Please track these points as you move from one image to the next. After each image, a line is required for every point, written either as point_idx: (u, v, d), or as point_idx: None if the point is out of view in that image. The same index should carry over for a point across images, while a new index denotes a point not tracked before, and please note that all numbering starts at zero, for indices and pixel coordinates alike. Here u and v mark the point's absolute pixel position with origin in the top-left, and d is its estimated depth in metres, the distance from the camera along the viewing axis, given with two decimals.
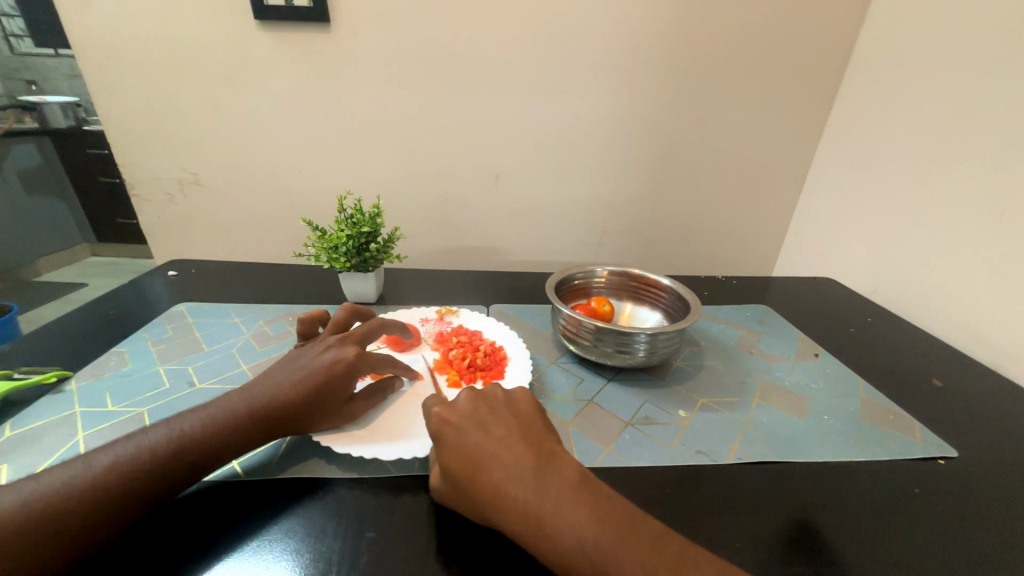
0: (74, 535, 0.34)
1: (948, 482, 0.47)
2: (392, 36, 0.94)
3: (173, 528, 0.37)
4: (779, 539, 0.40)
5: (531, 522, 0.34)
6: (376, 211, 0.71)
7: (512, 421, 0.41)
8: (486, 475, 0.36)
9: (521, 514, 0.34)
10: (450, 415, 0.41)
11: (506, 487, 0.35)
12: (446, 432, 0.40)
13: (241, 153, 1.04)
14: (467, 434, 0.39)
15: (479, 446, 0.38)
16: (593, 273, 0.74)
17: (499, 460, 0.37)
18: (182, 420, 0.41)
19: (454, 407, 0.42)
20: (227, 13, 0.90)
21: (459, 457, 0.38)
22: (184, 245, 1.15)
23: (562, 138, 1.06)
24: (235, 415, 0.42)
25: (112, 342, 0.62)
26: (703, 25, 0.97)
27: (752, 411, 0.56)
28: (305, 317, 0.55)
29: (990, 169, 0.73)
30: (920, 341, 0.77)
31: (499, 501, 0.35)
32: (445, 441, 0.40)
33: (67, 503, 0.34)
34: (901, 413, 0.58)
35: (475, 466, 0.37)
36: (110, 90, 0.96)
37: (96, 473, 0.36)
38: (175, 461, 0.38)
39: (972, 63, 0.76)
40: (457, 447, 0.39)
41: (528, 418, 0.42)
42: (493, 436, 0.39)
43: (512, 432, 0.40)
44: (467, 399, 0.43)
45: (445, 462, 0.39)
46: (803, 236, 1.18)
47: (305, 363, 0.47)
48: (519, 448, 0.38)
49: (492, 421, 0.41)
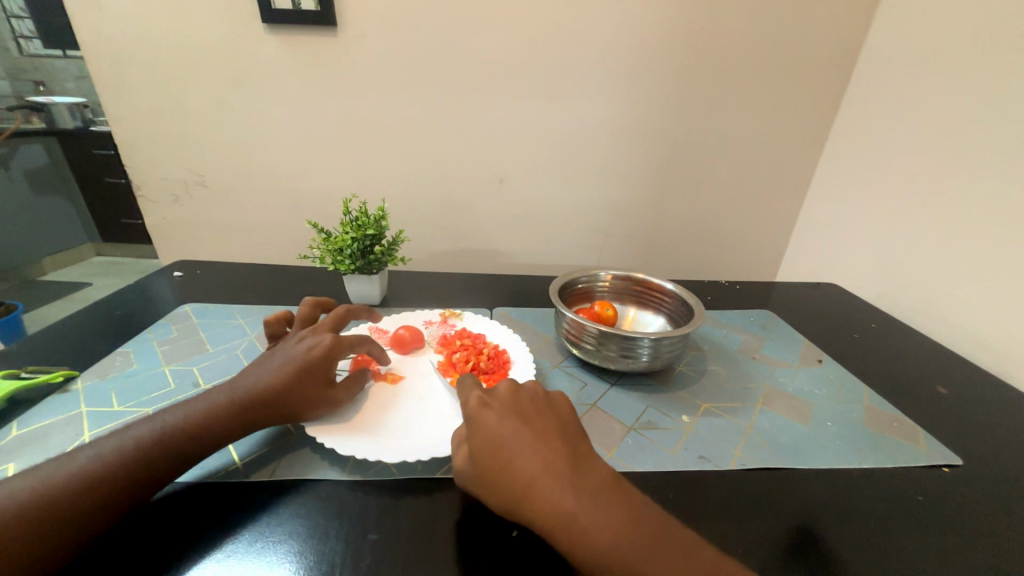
0: (69, 528, 0.34)
1: (952, 490, 0.47)
2: (399, 40, 0.94)
3: (167, 521, 0.38)
4: (784, 546, 0.40)
5: (563, 516, 0.34)
6: (381, 214, 0.72)
7: (549, 414, 0.41)
8: (523, 464, 0.36)
9: (553, 507, 0.34)
10: (491, 403, 0.41)
11: (541, 478, 0.36)
12: (484, 417, 0.40)
13: (246, 155, 1.05)
14: (507, 422, 0.39)
15: (518, 435, 0.38)
16: (597, 277, 0.74)
17: (533, 452, 0.37)
18: (166, 415, 0.42)
19: (493, 396, 0.42)
20: (236, 16, 0.91)
21: (496, 445, 0.38)
22: (189, 246, 1.16)
23: (567, 142, 1.07)
24: (218, 406, 0.43)
25: (118, 342, 0.62)
26: (708, 31, 0.97)
27: (756, 417, 0.56)
28: (272, 317, 0.55)
29: (994, 176, 0.73)
30: (925, 348, 0.77)
31: (533, 492, 0.35)
32: (483, 427, 0.39)
33: (57, 497, 0.34)
34: (905, 420, 0.57)
35: (511, 455, 0.37)
36: (119, 91, 0.97)
37: (84, 467, 0.36)
38: (161, 455, 0.39)
39: (977, 71, 0.76)
40: (495, 435, 0.39)
41: (564, 414, 0.42)
42: (532, 427, 0.39)
43: (549, 426, 0.40)
44: (507, 389, 0.43)
45: (480, 447, 0.39)
46: (807, 242, 1.18)
47: (283, 354, 0.48)
48: (556, 442, 0.38)
49: (529, 413, 0.41)
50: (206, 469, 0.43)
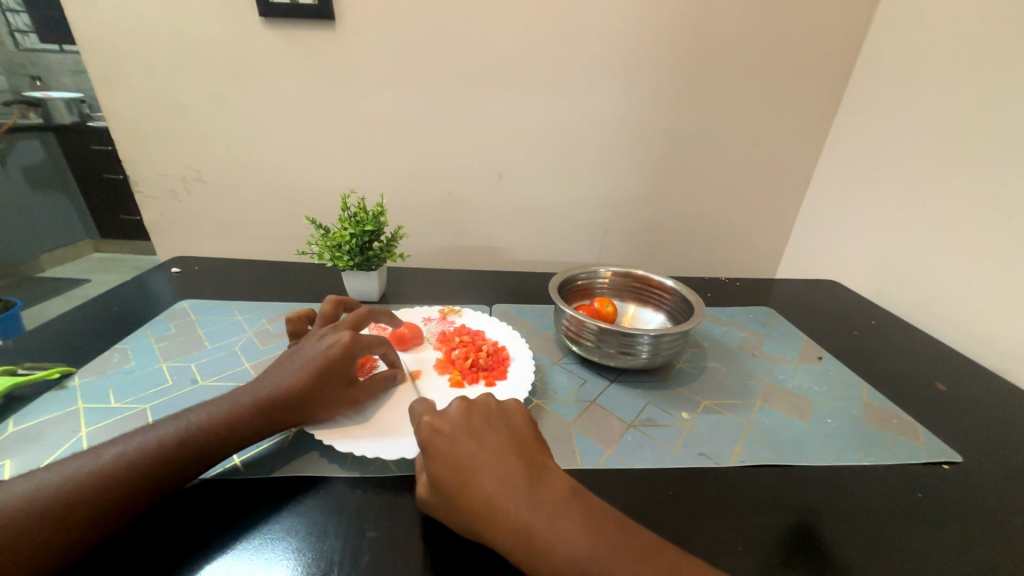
0: (82, 526, 0.34)
1: (949, 486, 0.47)
2: (397, 34, 0.94)
3: (176, 524, 0.37)
4: (781, 543, 0.39)
5: (525, 535, 0.34)
6: (380, 209, 0.71)
7: (504, 431, 0.41)
8: (480, 489, 0.36)
9: (516, 528, 0.34)
10: (442, 425, 0.40)
11: (501, 500, 0.35)
12: (435, 442, 0.39)
13: (245, 150, 1.04)
14: (461, 446, 0.39)
15: (473, 459, 0.38)
16: (597, 274, 0.74)
17: (488, 475, 0.37)
18: (193, 414, 0.42)
19: (444, 418, 0.41)
20: (232, 10, 0.90)
21: (451, 469, 0.37)
22: (188, 243, 1.16)
23: (566, 138, 1.06)
24: (240, 406, 0.43)
25: (117, 339, 0.62)
26: (708, 26, 0.97)
27: (755, 414, 0.56)
28: (293, 316, 0.55)
29: (994, 172, 0.73)
30: (923, 345, 0.77)
31: (494, 515, 0.35)
32: (437, 453, 0.39)
33: (76, 493, 0.34)
34: (904, 417, 0.57)
35: (468, 480, 0.37)
36: (115, 86, 0.96)
37: (106, 464, 0.36)
38: (183, 455, 0.38)
39: (978, 67, 0.76)
40: (449, 460, 0.38)
41: (519, 429, 0.42)
42: (487, 448, 0.39)
43: (502, 444, 0.39)
44: (458, 408, 0.42)
45: (433, 473, 0.38)
46: (807, 238, 1.18)
47: (305, 353, 0.48)
48: (512, 461, 0.38)
49: (483, 433, 0.40)
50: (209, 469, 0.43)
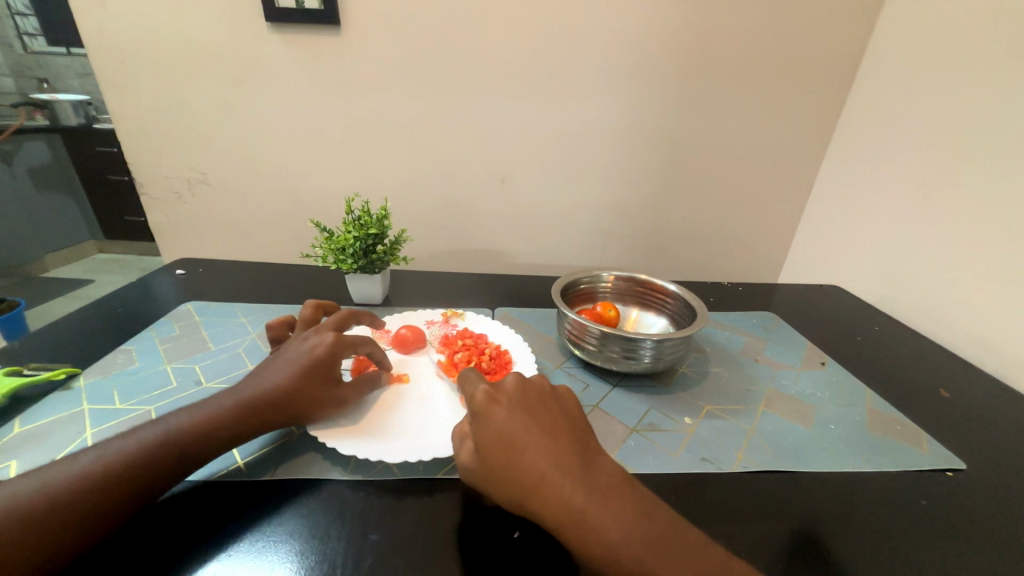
0: (67, 530, 0.33)
1: (953, 493, 0.47)
2: (402, 39, 0.94)
3: (166, 525, 0.37)
4: (786, 549, 0.39)
5: (573, 513, 0.34)
6: (384, 213, 0.72)
7: (557, 410, 0.41)
8: (533, 462, 0.36)
9: (565, 504, 0.34)
10: (499, 398, 0.40)
11: (553, 475, 0.35)
12: (492, 412, 0.39)
13: (250, 153, 1.05)
14: (516, 419, 0.39)
15: (526, 433, 0.38)
16: (599, 278, 0.74)
17: (542, 450, 0.37)
18: (172, 418, 0.42)
19: (500, 391, 0.41)
20: (239, 14, 0.91)
21: (506, 441, 0.37)
22: (192, 244, 1.16)
23: (570, 142, 1.07)
24: (222, 409, 0.43)
25: (121, 340, 0.62)
26: (711, 31, 0.97)
27: (758, 419, 0.56)
28: (275, 322, 0.55)
29: (997, 179, 0.73)
30: (926, 351, 0.77)
31: (544, 489, 0.35)
32: (492, 424, 0.39)
33: (58, 498, 0.34)
34: (907, 423, 0.57)
35: (522, 452, 0.37)
36: (123, 88, 0.97)
37: (87, 468, 0.36)
38: (165, 456, 0.39)
39: (981, 74, 0.76)
40: (504, 431, 0.38)
41: (571, 410, 0.42)
42: (542, 424, 0.39)
43: (556, 422, 0.39)
44: (513, 384, 0.42)
45: (486, 442, 0.38)
46: (809, 243, 1.18)
47: (289, 354, 0.48)
48: (566, 440, 0.38)
49: (538, 409, 0.40)
50: (213, 469, 0.43)
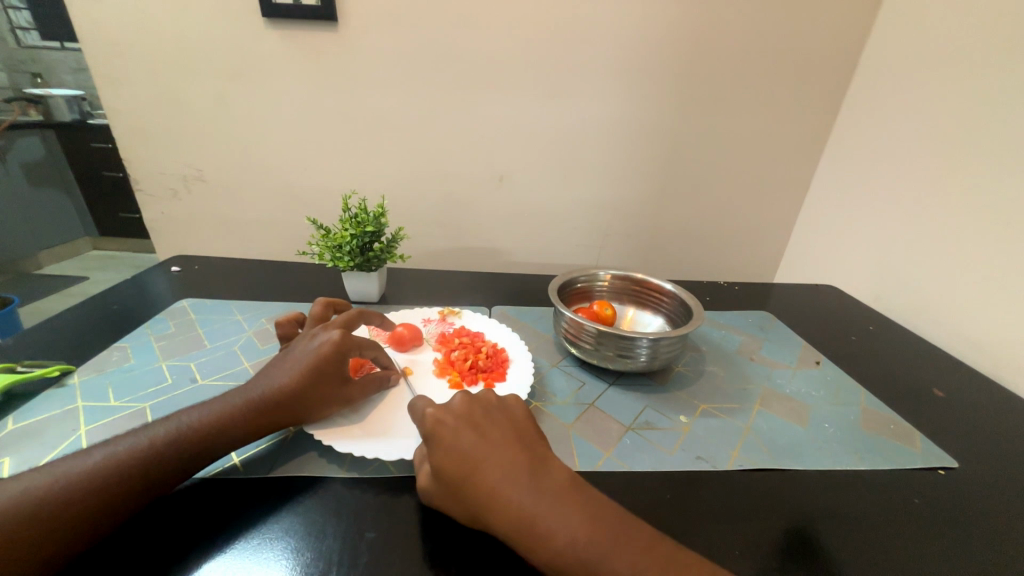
0: (72, 526, 0.34)
1: (945, 492, 0.47)
2: (399, 36, 0.94)
3: (169, 522, 0.37)
4: (780, 547, 0.40)
5: (525, 521, 0.34)
6: (381, 210, 0.71)
7: (505, 423, 0.41)
8: (482, 476, 0.36)
9: (517, 515, 0.35)
10: (445, 417, 0.41)
11: (501, 488, 0.36)
12: (440, 431, 0.40)
13: (246, 150, 1.04)
14: (464, 435, 0.39)
15: (474, 449, 0.38)
16: (597, 277, 0.74)
17: (490, 464, 0.37)
18: (182, 416, 0.42)
19: (447, 409, 0.41)
20: (235, 10, 0.90)
21: (457, 460, 0.38)
22: (187, 241, 1.16)
23: (567, 141, 1.07)
24: (230, 407, 0.43)
25: (116, 338, 0.62)
26: (709, 31, 0.97)
27: (753, 418, 0.56)
28: (283, 320, 0.55)
29: (991, 180, 0.73)
30: (920, 351, 0.77)
31: (495, 503, 0.35)
32: (441, 443, 0.39)
33: (67, 494, 0.34)
34: (901, 423, 0.58)
35: (470, 467, 0.37)
36: (117, 84, 0.96)
37: (94, 465, 0.36)
38: (172, 455, 0.39)
39: (977, 76, 0.76)
40: (452, 450, 0.38)
41: (518, 421, 0.42)
42: (489, 438, 0.39)
43: (503, 436, 0.40)
44: (461, 402, 0.43)
45: (437, 461, 0.38)
46: (805, 243, 1.19)
47: (296, 353, 0.48)
48: (514, 450, 0.39)
49: (485, 424, 0.41)
50: (211, 468, 0.43)
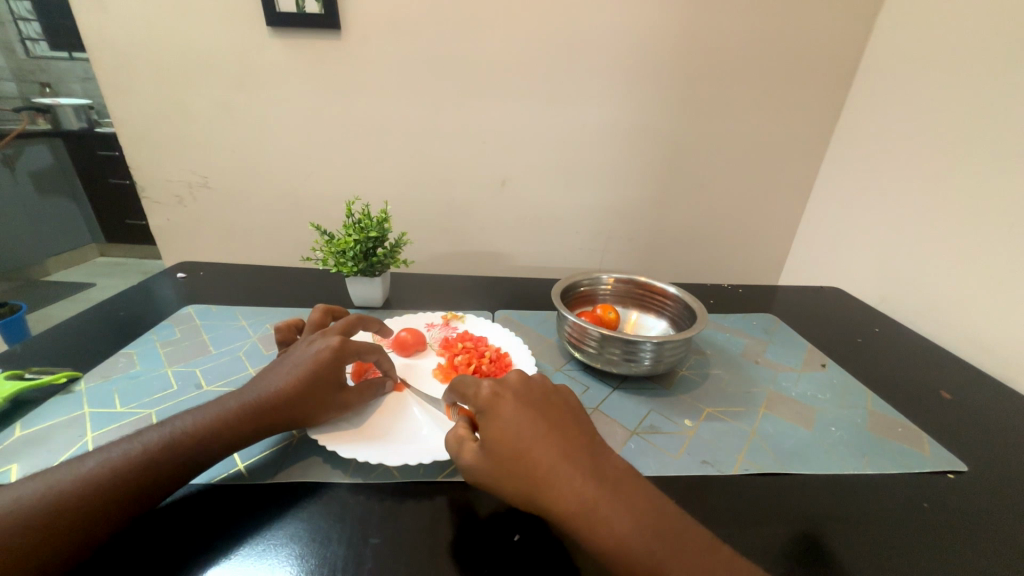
0: (72, 532, 0.34)
1: (954, 496, 0.47)
2: (401, 43, 0.95)
3: (170, 527, 0.38)
4: (788, 551, 0.39)
5: (585, 503, 0.34)
6: (383, 216, 0.71)
7: (560, 405, 0.41)
8: (541, 453, 0.36)
9: (575, 495, 0.34)
10: (503, 393, 0.40)
11: (561, 468, 0.36)
12: (499, 407, 0.39)
13: (250, 157, 1.05)
14: (523, 412, 0.39)
15: (533, 427, 0.38)
16: (600, 280, 0.74)
17: (549, 443, 0.37)
18: (180, 420, 0.42)
19: (504, 385, 0.41)
20: (239, 19, 0.91)
21: (515, 436, 0.37)
22: (191, 248, 1.17)
23: (569, 144, 1.07)
24: (227, 411, 0.43)
25: (122, 344, 0.63)
26: (709, 34, 0.97)
27: (758, 422, 0.56)
28: (281, 325, 0.55)
29: (995, 180, 0.73)
30: (928, 353, 0.77)
31: (554, 481, 0.35)
32: (498, 419, 0.39)
33: (65, 500, 0.35)
34: (909, 425, 0.57)
35: (530, 444, 0.37)
36: (123, 93, 0.98)
37: (94, 469, 0.36)
38: (171, 457, 0.39)
39: (979, 77, 0.76)
40: (511, 425, 0.38)
41: (571, 405, 0.42)
42: (548, 418, 0.39)
43: (560, 417, 0.40)
44: (517, 379, 0.42)
45: (495, 436, 0.38)
46: (809, 244, 1.18)
47: (295, 358, 0.48)
48: (572, 432, 0.39)
49: (542, 403, 0.41)
50: (212, 474, 0.43)
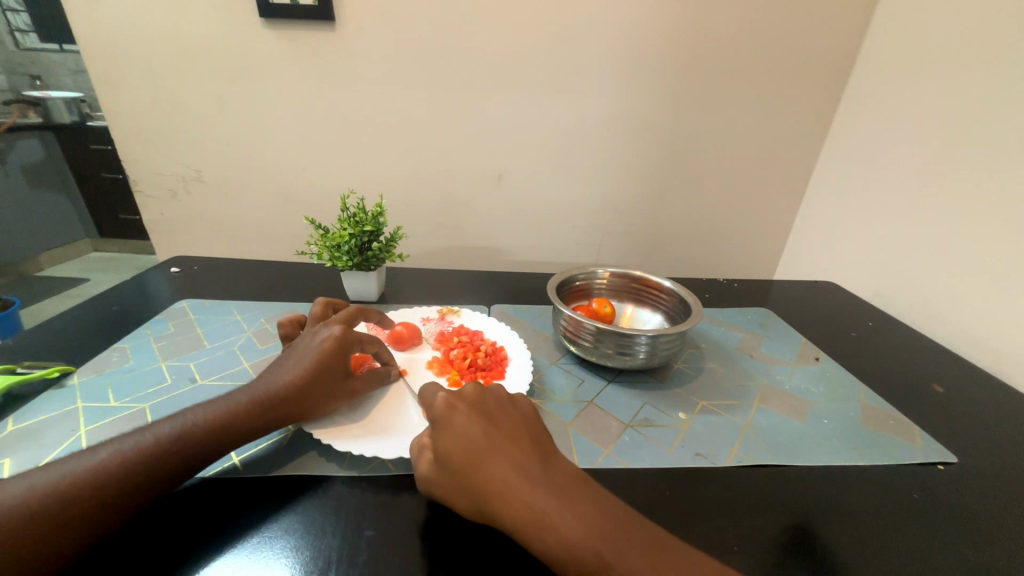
0: (82, 524, 0.34)
1: (944, 488, 0.47)
2: (397, 34, 0.94)
3: (172, 520, 0.38)
4: (778, 542, 0.40)
5: (533, 515, 0.34)
6: (379, 210, 0.71)
7: (516, 415, 0.42)
8: (492, 464, 0.37)
9: (525, 506, 0.35)
10: (458, 404, 0.41)
11: (510, 478, 0.36)
12: (452, 419, 0.40)
13: (245, 150, 1.04)
14: (475, 424, 0.40)
15: (485, 437, 0.39)
16: (595, 275, 0.74)
17: (500, 454, 0.37)
18: (193, 413, 0.42)
19: (459, 396, 0.42)
20: (232, 10, 0.90)
21: (467, 446, 0.38)
22: (186, 243, 1.16)
23: (566, 138, 1.06)
24: (237, 404, 0.43)
25: (116, 339, 0.62)
26: (707, 27, 0.97)
27: (752, 414, 0.57)
28: (285, 320, 0.55)
29: (987, 174, 0.73)
30: (920, 347, 0.77)
31: (504, 493, 0.35)
32: (451, 429, 0.39)
33: (78, 491, 0.34)
34: (900, 418, 0.58)
35: (481, 455, 0.37)
36: (115, 85, 0.96)
37: (101, 462, 0.36)
38: (181, 452, 0.39)
39: (973, 72, 0.76)
40: (463, 437, 0.39)
41: (529, 415, 0.43)
42: (501, 429, 0.40)
43: (514, 428, 0.40)
44: (473, 390, 0.43)
45: (447, 449, 0.38)
46: (805, 238, 1.18)
47: (298, 351, 0.49)
48: (524, 443, 0.39)
49: (498, 415, 0.41)
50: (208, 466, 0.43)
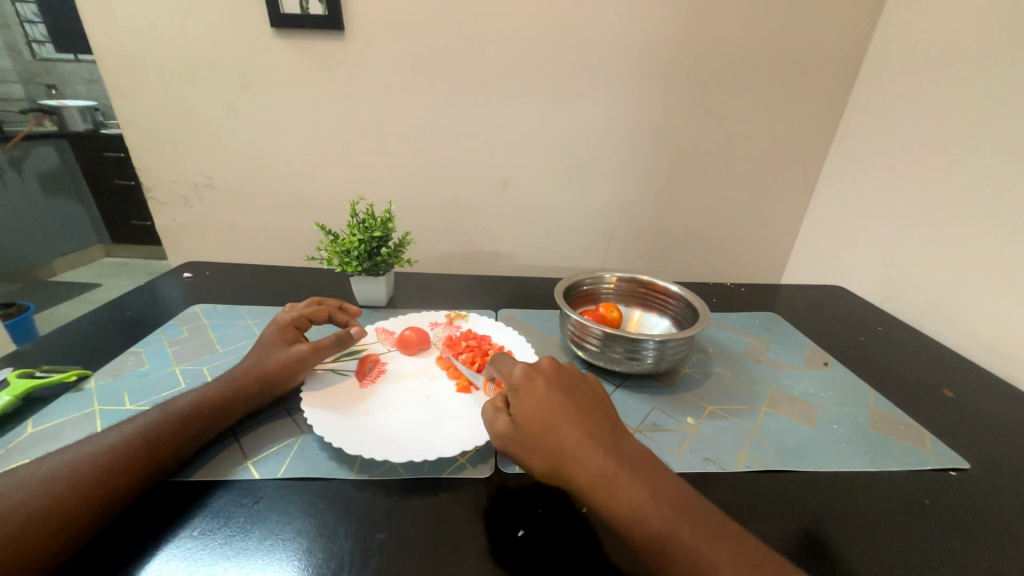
0: (86, 509, 0.36)
1: (957, 494, 0.47)
2: (404, 42, 0.95)
3: (172, 501, 0.40)
4: (790, 548, 0.40)
5: (604, 478, 0.36)
6: (387, 215, 0.72)
7: (587, 391, 0.43)
8: (569, 431, 0.39)
9: (598, 471, 0.37)
10: (535, 375, 0.43)
11: (586, 445, 0.38)
12: (531, 387, 0.42)
13: (255, 158, 1.06)
14: (552, 393, 0.41)
15: (562, 406, 0.40)
16: (602, 280, 0.75)
17: (574, 422, 0.39)
18: (177, 400, 0.46)
19: (537, 369, 0.44)
20: (244, 20, 0.92)
21: (544, 412, 0.40)
22: (195, 248, 1.17)
23: (571, 143, 1.07)
24: (213, 392, 0.48)
25: (131, 343, 0.63)
26: (712, 32, 0.97)
27: (760, 419, 0.56)
28: None
29: (994, 177, 0.73)
30: (931, 351, 0.77)
31: (580, 458, 0.37)
32: (531, 396, 0.41)
33: (78, 479, 0.37)
34: (911, 423, 0.57)
35: (558, 422, 0.39)
36: (130, 94, 0.98)
37: (91, 453, 0.39)
38: (168, 440, 0.42)
39: (979, 77, 0.76)
40: (542, 403, 0.40)
41: (599, 392, 0.44)
42: (575, 400, 0.41)
43: (587, 402, 0.42)
44: (549, 364, 0.45)
45: (527, 412, 0.40)
46: (811, 242, 1.18)
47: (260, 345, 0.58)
48: (597, 415, 0.41)
49: (571, 388, 0.43)
50: (223, 467, 0.44)
